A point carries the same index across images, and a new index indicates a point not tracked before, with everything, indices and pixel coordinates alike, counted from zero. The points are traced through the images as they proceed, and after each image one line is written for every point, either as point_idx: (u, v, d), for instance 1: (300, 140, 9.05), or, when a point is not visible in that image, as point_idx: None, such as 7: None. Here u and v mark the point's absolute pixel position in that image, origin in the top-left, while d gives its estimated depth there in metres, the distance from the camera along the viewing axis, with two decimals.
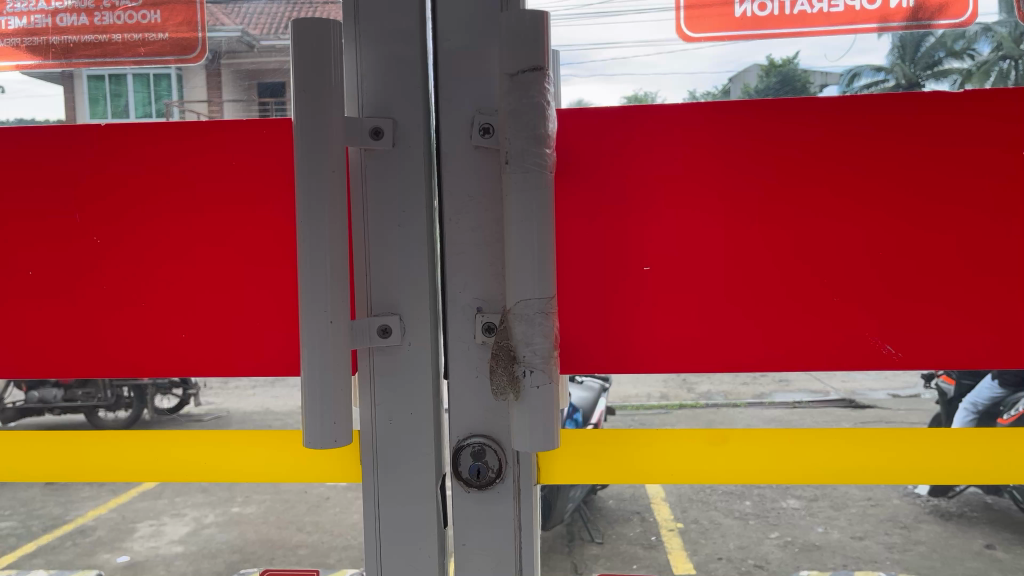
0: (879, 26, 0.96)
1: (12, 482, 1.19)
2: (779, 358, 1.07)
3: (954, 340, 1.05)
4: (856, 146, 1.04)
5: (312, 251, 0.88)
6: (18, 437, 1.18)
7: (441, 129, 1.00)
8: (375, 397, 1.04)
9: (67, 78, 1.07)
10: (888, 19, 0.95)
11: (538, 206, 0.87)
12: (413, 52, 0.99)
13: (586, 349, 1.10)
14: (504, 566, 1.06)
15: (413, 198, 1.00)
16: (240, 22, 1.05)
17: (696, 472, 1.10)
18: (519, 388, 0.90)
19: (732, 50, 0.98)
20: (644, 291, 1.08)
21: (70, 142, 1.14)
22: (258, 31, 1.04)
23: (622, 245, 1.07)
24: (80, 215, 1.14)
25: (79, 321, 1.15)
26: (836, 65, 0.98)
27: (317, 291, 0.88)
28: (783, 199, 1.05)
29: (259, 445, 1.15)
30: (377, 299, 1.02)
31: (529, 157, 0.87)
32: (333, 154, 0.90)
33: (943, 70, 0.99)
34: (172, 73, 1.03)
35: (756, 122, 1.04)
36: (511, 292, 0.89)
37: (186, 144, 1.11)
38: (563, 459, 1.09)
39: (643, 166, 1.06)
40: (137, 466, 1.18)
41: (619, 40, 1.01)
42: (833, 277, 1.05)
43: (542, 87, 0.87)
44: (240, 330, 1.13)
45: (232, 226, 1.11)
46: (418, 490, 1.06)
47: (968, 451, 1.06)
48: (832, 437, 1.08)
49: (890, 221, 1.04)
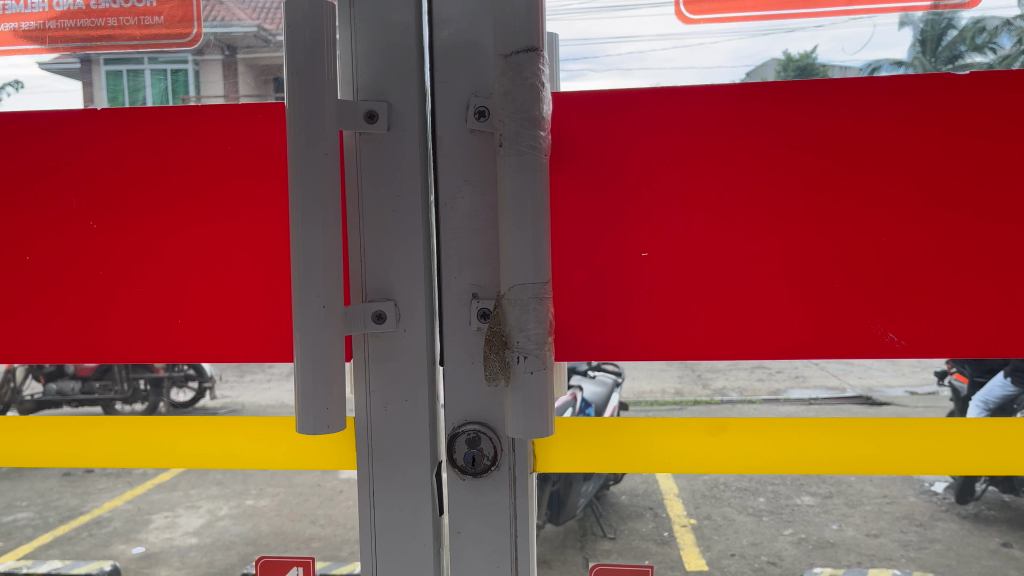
0: (903, 15, 0.95)
1: (14, 466, 1.21)
2: (778, 346, 1.06)
3: (954, 328, 1.04)
4: (856, 131, 1.03)
5: (307, 233, 0.85)
6: (21, 421, 1.20)
7: (437, 113, 0.99)
8: (370, 383, 1.04)
9: (84, 68, 1.09)
10: (912, 10, 0.95)
11: (534, 189, 0.85)
12: (408, 34, 0.99)
13: (584, 336, 1.08)
14: (500, 553, 1.06)
15: (409, 183, 1.00)
16: (256, 17, 1.03)
17: (693, 460, 1.10)
18: (512, 374, 0.88)
19: (751, 43, 1.00)
20: (642, 278, 1.07)
21: (70, 128, 1.14)
22: (274, 26, 1.02)
23: (620, 231, 1.06)
24: (77, 201, 1.14)
25: (76, 307, 1.16)
26: (854, 59, 1.00)
27: (311, 275, 0.85)
28: (782, 185, 1.04)
29: (254, 431, 1.15)
30: (372, 284, 1.02)
31: (524, 139, 0.86)
32: (328, 135, 0.85)
33: (965, 65, 0.99)
34: (190, 67, 1.05)
35: (756, 107, 1.03)
36: (505, 277, 0.88)
37: (183, 129, 1.11)
38: (558, 447, 1.09)
39: (642, 152, 1.05)
40: (134, 451, 1.18)
41: (636, 35, 1.02)
42: (833, 264, 1.04)
43: (537, 68, 0.86)
44: (236, 316, 1.13)
45: (230, 212, 1.11)
46: (414, 476, 1.05)
47: (971, 441, 1.04)
48: (830, 426, 1.07)
49: (891, 207, 1.03)
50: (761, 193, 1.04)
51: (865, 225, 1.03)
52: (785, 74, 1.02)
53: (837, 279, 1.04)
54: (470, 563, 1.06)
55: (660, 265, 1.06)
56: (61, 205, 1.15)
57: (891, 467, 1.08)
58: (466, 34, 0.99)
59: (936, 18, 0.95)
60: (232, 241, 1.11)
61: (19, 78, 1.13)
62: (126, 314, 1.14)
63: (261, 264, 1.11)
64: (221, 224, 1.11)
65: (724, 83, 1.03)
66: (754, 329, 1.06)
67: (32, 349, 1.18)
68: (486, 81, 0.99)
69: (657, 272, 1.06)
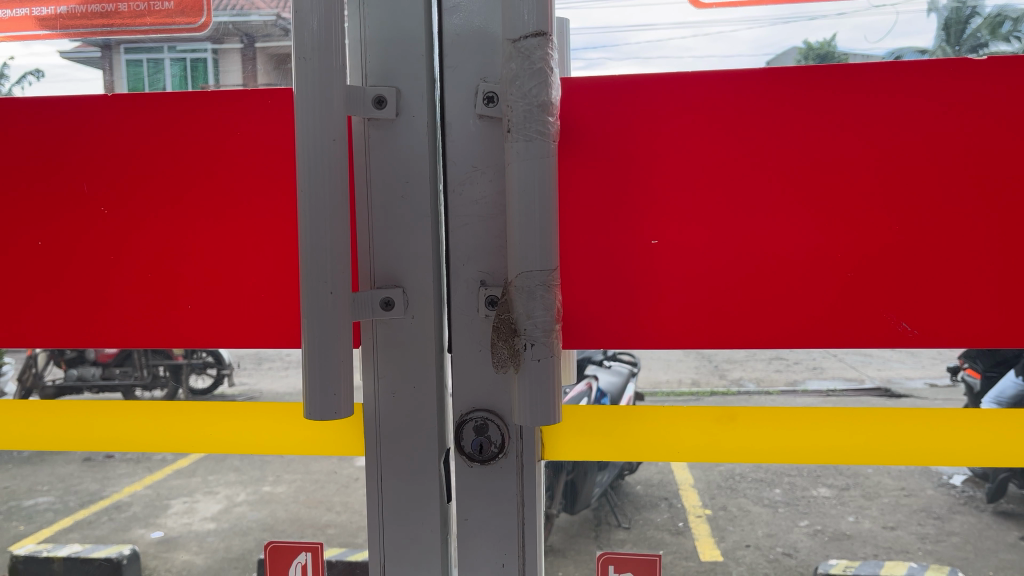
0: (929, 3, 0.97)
1: (34, 448, 1.23)
2: (789, 336, 1.05)
3: (968, 318, 1.03)
4: (871, 118, 1.01)
5: (314, 219, 0.84)
6: (41, 404, 1.21)
7: (445, 99, 0.99)
8: (378, 369, 1.04)
9: (105, 54, 1.10)
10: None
11: (542, 174, 0.84)
12: (417, 20, 0.99)
13: (593, 324, 1.08)
14: (507, 540, 1.06)
15: (417, 169, 1.00)
16: (275, 4, 1.04)
17: (701, 449, 1.09)
18: (519, 361, 0.88)
19: (772, 31, 0.99)
20: (652, 266, 1.06)
21: (82, 115, 1.14)
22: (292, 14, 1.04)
23: (631, 217, 1.05)
24: (89, 187, 1.15)
25: (89, 291, 1.17)
26: (878, 48, 1.00)
27: (320, 260, 0.84)
28: (794, 173, 1.03)
29: (264, 416, 1.16)
30: (380, 270, 1.02)
31: (532, 125, 0.85)
32: (337, 120, 0.85)
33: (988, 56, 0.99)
34: (211, 55, 1.08)
35: (769, 95, 1.02)
36: (512, 264, 0.87)
37: (194, 115, 1.11)
38: (566, 435, 1.09)
39: (654, 140, 1.04)
40: (148, 435, 1.20)
41: (655, 23, 1.01)
42: (846, 252, 1.03)
43: (545, 52, 0.85)
44: (246, 303, 1.13)
45: (241, 199, 1.11)
46: (421, 463, 1.06)
47: (981, 432, 1.03)
48: (838, 417, 1.06)
49: (905, 196, 1.02)
50: (772, 181, 1.03)
51: (878, 214, 1.02)
52: (807, 63, 1.01)
53: (850, 267, 1.03)
54: (478, 549, 1.07)
55: (671, 252, 1.05)
56: (74, 192, 1.15)
57: (902, 459, 1.07)
58: (476, 20, 0.99)
59: (959, 6, 0.98)
60: (242, 228, 1.12)
61: (39, 67, 1.14)
62: (139, 300, 1.15)
63: (271, 249, 1.12)
64: (232, 211, 1.12)
65: (738, 71, 1.02)
66: (764, 318, 1.05)
67: (47, 334, 1.19)
68: (495, 66, 0.99)
69: (665, 259, 1.06)
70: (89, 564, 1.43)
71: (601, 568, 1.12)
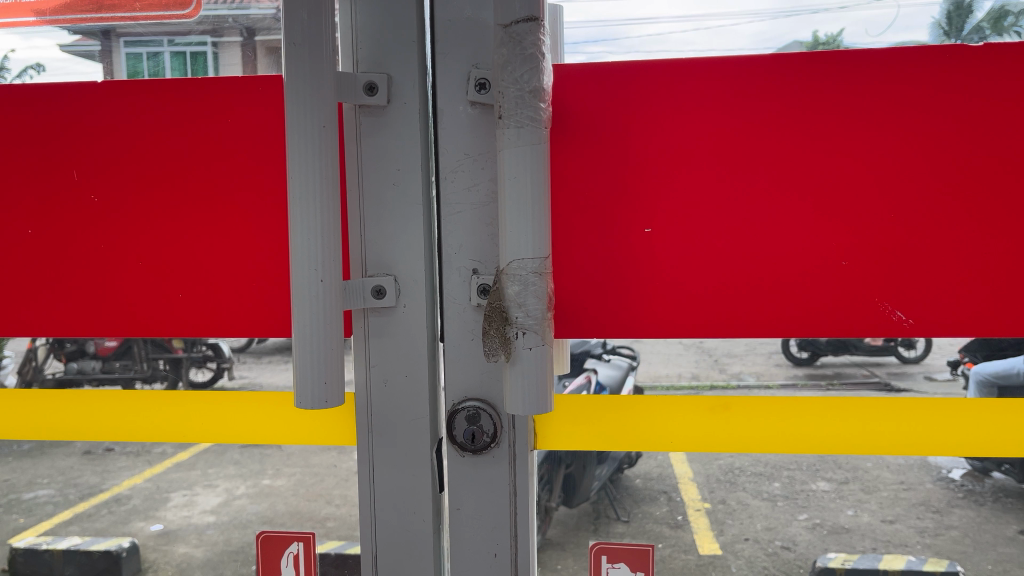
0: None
1: (35, 440, 1.22)
2: (784, 324, 1.05)
3: (962, 308, 1.02)
4: (869, 108, 1.00)
5: (303, 206, 0.82)
6: (42, 394, 1.21)
7: (437, 87, 0.98)
8: (370, 357, 1.04)
9: (106, 53, 1.10)
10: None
11: (534, 162, 0.83)
12: (408, 5, 0.97)
13: (586, 314, 1.08)
14: (499, 530, 1.06)
15: (409, 156, 0.99)
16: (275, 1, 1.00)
17: (696, 439, 1.08)
18: (511, 350, 0.87)
19: (773, 25, 1.00)
20: (647, 255, 1.05)
21: (75, 103, 1.13)
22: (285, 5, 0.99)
23: (625, 206, 1.05)
24: (83, 176, 1.14)
25: (81, 281, 1.16)
26: (879, 41, 0.99)
27: (310, 247, 0.83)
28: (790, 162, 1.02)
29: (256, 407, 1.15)
30: (372, 260, 1.02)
31: (524, 111, 0.84)
32: (326, 103, 0.83)
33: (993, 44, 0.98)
34: (209, 50, 1.07)
35: (764, 87, 1.01)
36: (505, 251, 0.86)
37: (188, 106, 1.10)
38: (558, 424, 1.09)
39: (648, 131, 1.03)
40: (142, 426, 1.19)
41: (657, 16, 1.01)
42: (839, 240, 1.02)
43: (537, 38, 0.85)
44: (238, 294, 1.13)
45: (235, 190, 1.11)
46: (413, 452, 1.05)
47: (974, 420, 1.03)
48: (831, 406, 1.06)
49: (900, 182, 1.01)
50: (767, 169, 1.02)
51: (874, 203, 1.02)
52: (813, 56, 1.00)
53: (844, 256, 1.03)
54: (469, 541, 1.06)
55: (663, 240, 1.05)
56: (67, 181, 1.15)
57: (896, 446, 1.06)
58: (468, 10, 0.97)
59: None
60: (234, 217, 1.11)
61: (41, 61, 1.14)
62: (134, 288, 1.14)
63: (262, 239, 1.11)
64: (226, 200, 1.11)
65: (740, 63, 1.01)
66: (759, 307, 1.05)
67: (43, 324, 1.18)
68: (486, 52, 0.97)
69: (661, 247, 1.05)
70: (87, 557, 1.42)
71: (595, 559, 1.10)
